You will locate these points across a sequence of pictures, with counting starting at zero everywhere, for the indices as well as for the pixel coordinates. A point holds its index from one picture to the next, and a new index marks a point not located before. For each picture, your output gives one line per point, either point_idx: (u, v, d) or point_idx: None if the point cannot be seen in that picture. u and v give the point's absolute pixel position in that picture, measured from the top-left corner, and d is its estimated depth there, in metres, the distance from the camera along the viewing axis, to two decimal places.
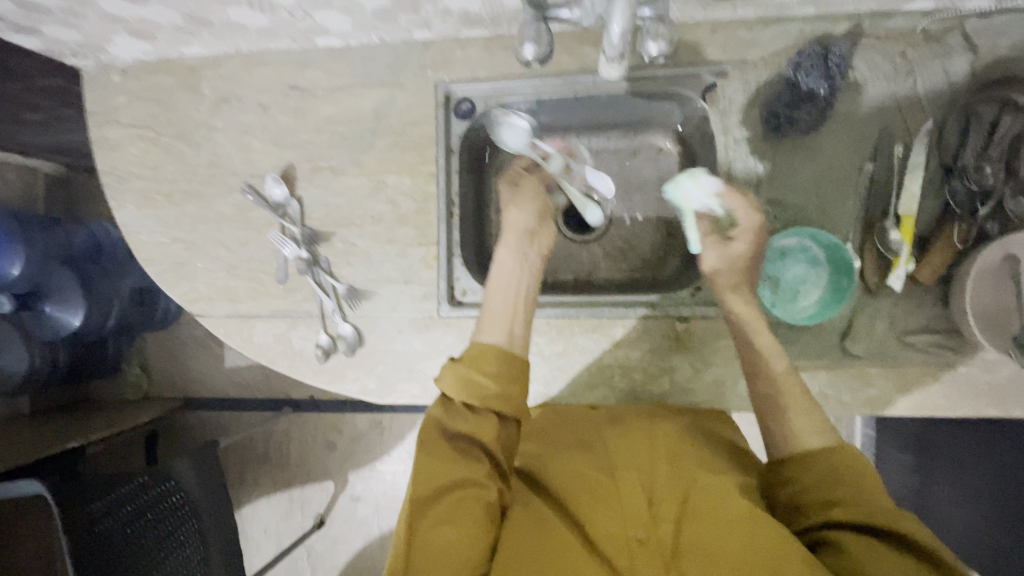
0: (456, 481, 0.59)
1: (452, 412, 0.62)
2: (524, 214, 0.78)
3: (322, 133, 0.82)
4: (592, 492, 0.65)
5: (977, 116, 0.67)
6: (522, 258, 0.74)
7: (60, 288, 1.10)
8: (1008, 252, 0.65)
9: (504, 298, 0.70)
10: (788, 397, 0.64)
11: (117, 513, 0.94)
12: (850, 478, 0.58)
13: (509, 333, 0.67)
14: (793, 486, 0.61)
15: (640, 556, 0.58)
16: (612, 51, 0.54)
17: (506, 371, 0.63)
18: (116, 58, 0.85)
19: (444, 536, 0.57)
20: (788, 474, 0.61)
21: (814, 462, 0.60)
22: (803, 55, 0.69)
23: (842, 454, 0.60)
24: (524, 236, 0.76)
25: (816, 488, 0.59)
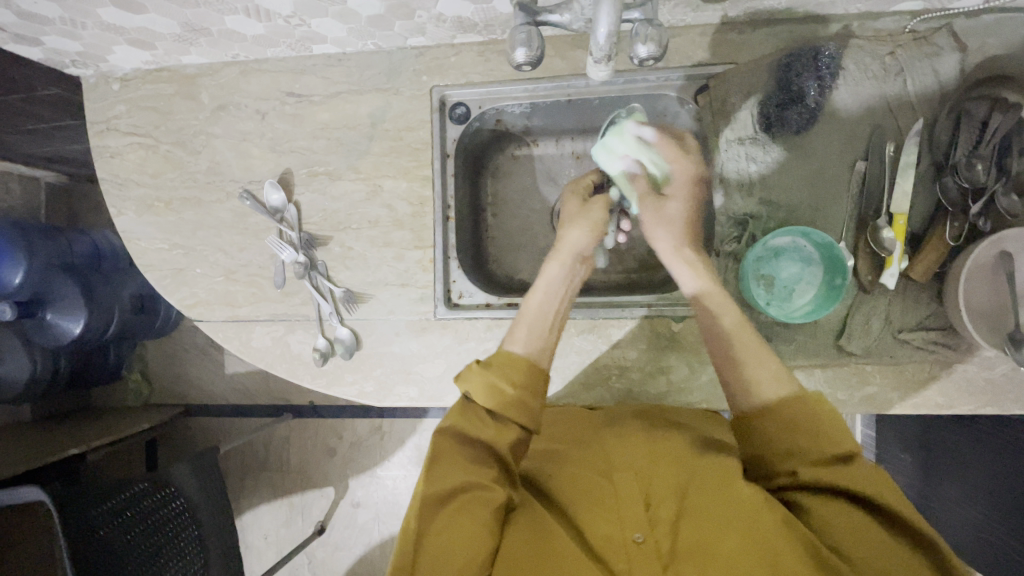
0: (463, 484, 0.57)
1: (465, 414, 0.61)
2: (582, 234, 0.73)
3: (319, 139, 0.83)
4: (591, 493, 0.65)
5: (968, 114, 0.67)
6: (567, 276, 0.72)
7: (61, 294, 1.10)
8: (1001, 248, 0.66)
9: (542, 313, 0.69)
10: (750, 347, 0.62)
11: (113, 520, 0.93)
12: (820, 432, 0.55)
13: (542, 349, 0.66)
14: (756, 438, 0.58)
15: (638, 556, 0.58)
16: (599, 53, 0.55)
17: (536, 388, 0.62)
18: (116, 68, 0.86)
19: (450, 539, 0.55)
20: (759, 435, 0.59)
21: (781, 416, 0.57)
22: (794, 55, 0.71)
23: (806, 405, 0.56)
24: (575, 257, 0.73)
25: (798, 455, 0.56)
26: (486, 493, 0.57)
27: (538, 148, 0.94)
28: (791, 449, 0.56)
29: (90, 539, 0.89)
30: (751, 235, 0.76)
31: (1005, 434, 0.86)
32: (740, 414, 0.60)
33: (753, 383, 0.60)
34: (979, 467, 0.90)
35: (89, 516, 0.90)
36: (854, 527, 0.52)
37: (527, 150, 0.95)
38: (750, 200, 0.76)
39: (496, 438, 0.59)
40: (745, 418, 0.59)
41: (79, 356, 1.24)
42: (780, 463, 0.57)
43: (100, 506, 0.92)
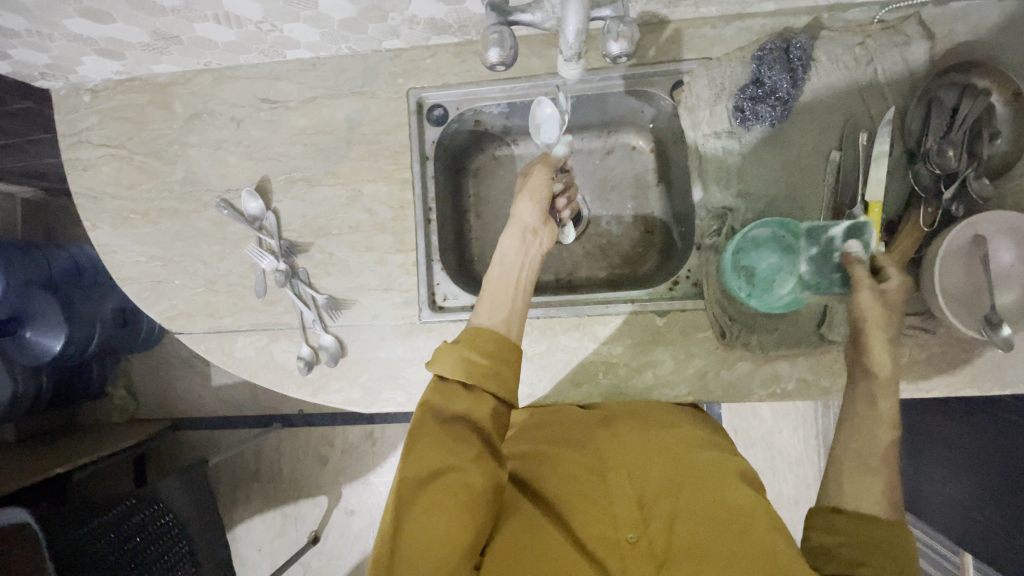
0: (445, 467, 0.56)
1: (444, 394, 0.59)
2: (530, 207, 0.75)
3: (296, 145, 0.82)
4: (584, 492, 0.64)
5: (938, 101, 0.69)
6: (524, 246, 0.72)
7: (41, 312, 1.09)
8: (975, 232, 0.67)
9: (503, 286, 0.69)
10: (870, 458, 0.59)
11: (100, 540, 0.90)
12: (895, 558, 0.53)
13: (507, 319, 0.66)
14: (836, 533, 0.56)
15: (631, 557, 0.57)
16: (568, 50, 0.55)
17: (506, 355, 0.61)
18: (86, 78, 0.85)
19: (432, 523, 0.54)
20: (836, 525, 0.56)
21: (869, 530, 0.54)
22: (765, 50, 0.73)
23: (902, 534, 0.54)
24: (528, 230, 0.73)
25: (865, 543, 0.54)
26: (467, 478, 0.56)
27: (518, 148, 0.94)
28: (864, 564, 0.53)
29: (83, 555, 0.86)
30: (730, 228, 0.76)
31: (982, 413, 0.87)
32: (826, 507, 0.58)
33: (854, 487, 0.58)
34: (960, 448, 0.91)
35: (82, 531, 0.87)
36: None
37: (508, 150, 0.95)
38: (728, 193, 0.76)
39: (474, 411, 0.58)
40: (829, 513, 0.57)
41: (61, 374, 1.22)
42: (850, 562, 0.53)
43: (87, 525, 0.89)
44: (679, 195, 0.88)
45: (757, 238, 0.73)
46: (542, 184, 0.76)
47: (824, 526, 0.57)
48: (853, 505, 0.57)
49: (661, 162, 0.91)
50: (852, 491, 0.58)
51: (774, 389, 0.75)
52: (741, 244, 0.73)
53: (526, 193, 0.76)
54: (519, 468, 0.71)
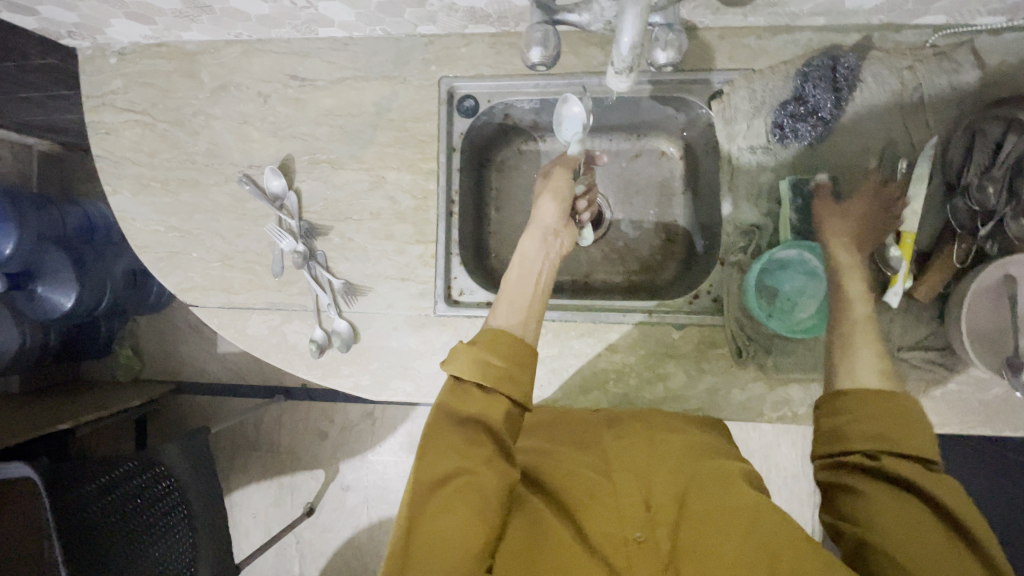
0: (459, 468, 0.56)
1: (460, 396, 0.59)
2: (551, 210, 0.75)
3: (322, 125, 0.81)
4: (592, 493, 0.64)
5: (982, 133, 0.67)
6: (544, 250, 0.71)
7: (54, 269, 1.08)
8: (1005, 272, 0.65)
9: (522, 288, 0.68)
10: (856, 334, 0.62)
11: (102, 498, 0.92)
12: (904, 424, 0.55)
13: (523, 323, 0.65)
14: (839, 416, 0.58)
15: (638, 556, 0.56)
16: (621, 63, 0.51)
17: (519, 358, 0.60)
18: (114, 40, 0.84)
19: (444, 525, 0.53)
20: (842, 405, 0.59)
21: (872, 401, 0.57)
22: (813, 66, 0.71)
23: (903, 395, 0.57)
24: (549, 232, 0.73)
25: (868, 423, 0.56)
26: (479, 479, 0.56)
27: (544, 144, 0.93)
28: (878, 436, 0.55)
29: (81, 514, 0.88)
30: (757, 247, 0.75)
31: None
32: (831, 393, 0.61)
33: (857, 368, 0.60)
34: None
35: (77, 494, 0.89)
36: (902, 506, 0.52)
37: (534, 145, 0.93)
38: (757, 210, 0.75)
39: (489, 411, 0.58)
40: (833, 395, 0.60)
41: (69, 330, 1.22)
42: (856, 441, 0.56)
43: (87, 486, 0.90)
44: (707, 206, 0.87)
45: (785, 260, 0.74)
46: (564, 186, 0.76)
47: (833, 407, 0.59)
48: (852, 382, 0.60)
49: (690, 170, 0.90)
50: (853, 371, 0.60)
51: (784, 412, 0.74)
52: (768, 265, 0.75)
53: (550, 193, 0.76)
54: (527, 466, 0.71)
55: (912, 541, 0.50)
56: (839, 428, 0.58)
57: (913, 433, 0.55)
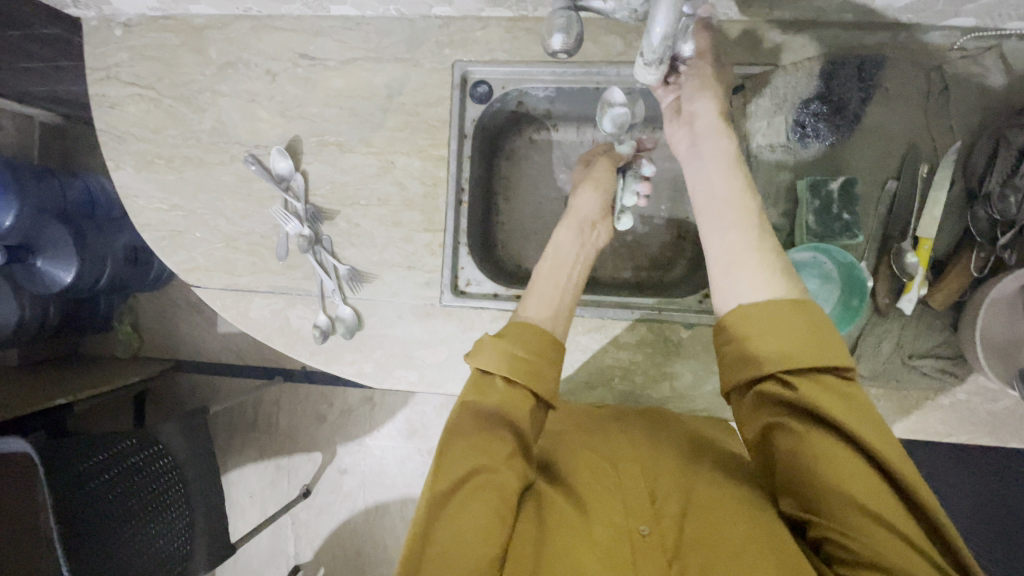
0: (479, 467, 0.55)
1: (481, 388, 0.60)
2: (591, 201, 0.75)
3: (331, 107, 0.79)
4: (598, 480, 0.62)
5: (1006, 141, 0.65)
6: (579, 242, 0.73)
7: (54, 242, 1.06)
8: (1021, 283, 0.64)
9: (554, 280, 0.70)
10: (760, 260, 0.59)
11: (99, 476, 0.91)
12: (812, 343, 0.53)
13: (554, 318, 0.66)
14: (747, 345, 0.56)
15: (642, 549, 0.55)
16: (650, 55, 0.49)
17: (548, 353, 0.61)
18: (119, 11, 0.81)
19: (461, 525, 0.53)
20: (749, 333, 0.56)
21: (778, 324, 0.55)
22: (839, 64, 0.69)
23: (818, 350, 0.53)
24: (586, 223, 0.75)
25: (778, 349, 0.54)
26: (496, 476, 0.55)
27: (557, 133, 0.91)
28: (802, 404, 0.52)
29: (80, 489, 0.87)
30: None
31: None
32: (736, 317, 0.58)
33: (767, 333, 0.55)
34: None
35: (77, 468, 0.88)
36: (829, 444, 0.51)
37: (546, 135, 0.91)
38: (775, 211, 0.73)
39: (512, 405, 0.58)
40: (740, 322, 0.57)
41: (69, 305, 1.21)
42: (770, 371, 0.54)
43: (87, 461, 0.90)
44: None
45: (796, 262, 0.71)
46: (606, 174, 0.77)
47: (747, 380, 0.56)
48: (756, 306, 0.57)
49: None
50: (768, 342, 0.55)
51: None
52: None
53: (591, 184, 0.77)
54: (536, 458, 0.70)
55: (843, 476, 0.49)
56: (765, 396, 0.55)
57: (820, 350, 0.53)
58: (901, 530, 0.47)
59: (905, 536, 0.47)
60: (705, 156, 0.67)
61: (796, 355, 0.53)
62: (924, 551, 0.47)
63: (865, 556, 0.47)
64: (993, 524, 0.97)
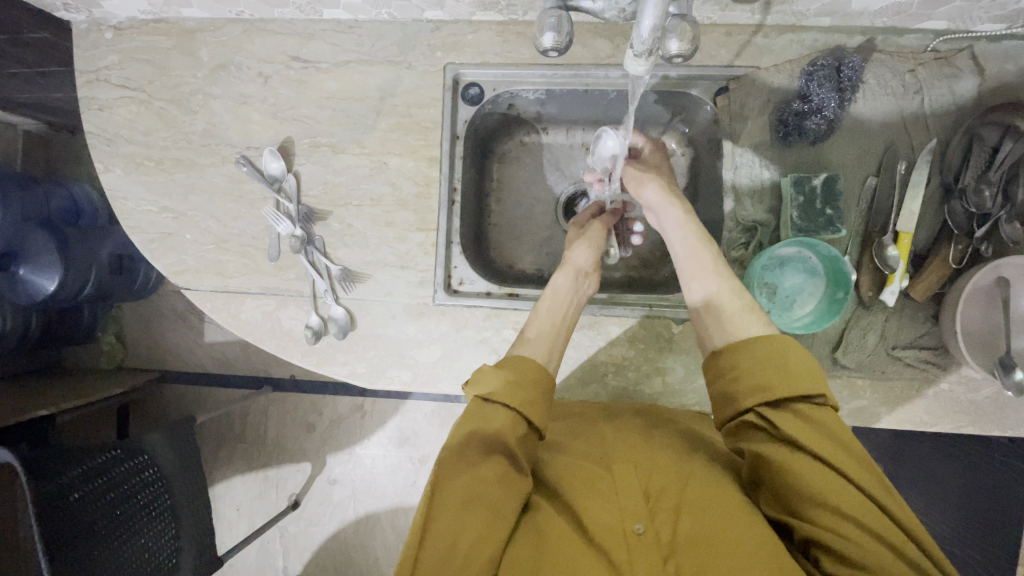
0: (474, 481, 0.56)
1: (483, 412, 0.60)
2: (586, 252, 0.78)
3: (324, 109, 0.79)
4: (590, 484, 0.61)
5: (980, 138, 0.68)
6: (575, 286, 0.74)
7: (38, 249, 1.04)
8: (999, 274, 0.67)
9: (551, 318, 0.70)
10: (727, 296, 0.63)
11: (83, 487, 0.88)
12: (784, 372, 0.56)
13: (550, 353, 0.67)
14: (723, 377, 0.59)
15: (639, 548, 0.55)
16: (639, 46, 0.50)
17: (543, 385, 0.62)
18: (111, 15, 0.82)
19: (456, 539, 0.53)
20: (722, 364, 0.60)
21: (752, 354, 0.58)
22: (818, 65, 0.71)
23: (786, 380, 0.55)
24: (581, 272, 0.76)
25: (751, 372, 0.57)
26: (490, 490, 0.56)
27: (547, 136, 0.92)
28: (782, 437, 0.54)
29: (64, 502, 0.84)
30: (758, 243, 0.76)
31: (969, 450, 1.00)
32: (713, 353, 0.61)
33: (742, 368, 0.58)
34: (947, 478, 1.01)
35: (62, 481, 0.85)
36: (808, 465, 0.52)
37: (536, 137, 0.93)
38: (759, 207, 0.75)
39: (508, 421, 0.59)
40: (715, 356, 0.61)
41: (51, 315, 1.18)
42: (744, 398, 0.57)
43: (70, 472, 0.86)
44: (708, 203, 0.87)
45: (782, 257, 0.75)
46: (597, 232, 0.81)
47: (730, 415, 0.58)
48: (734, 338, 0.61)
49: (692, 167, 0.91)
50: (740, 377, 0.58)
51: None
52: (769, 262, 0.75)
53: (585, 240, 0.80)
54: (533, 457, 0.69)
55: (825, 493, 0.51)
56: (744, 422, 0.57)
57: (791, 377, 0.55)
58: (882, 533, 0.49)
59: (886, 538, 0.49)
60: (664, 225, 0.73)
61: (771, 387, 0.55)
62: (905, 551, 0.48)
63: (851, 558, 0.48)
64: (973, 513, 1.01)
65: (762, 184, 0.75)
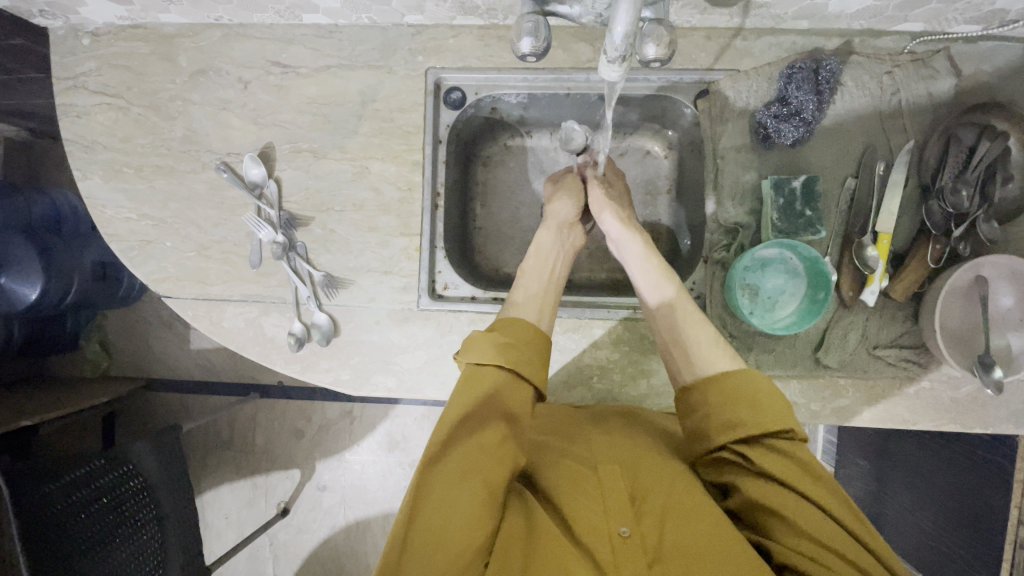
0: (467, 459, 0.55)
1: (474, 380, 0.58)
2: (567, 207, 0.79)
3: (305, 114, 0.79)
4: (577, 485, 0.61)
5: (957, 138, 0.69)
6: (559, 241, 0.76)
7: (19, 258, 1.03)
8: (977, 273, 0.67)
9: (538, 275, 0.71)
10: (690, 333, 0.63)
11: (66, 498, 0.87)
12: (756, 409, 0.56)
13: (540, 312, 0.67)
14: (696, 413, 0.59)
15: (624, 551, 0.54)
16: (613, 52, 0.50)
17: (536, 346, 0.62)
18: (87, 21, 0.81)
19: (447, 516, 0.52)
20: (695, 401, 0.59)
21: (723, 392, 0.58)
22: (796, 68, 0.71)
23: (758, 418, 0.55)
24: (563, 224, 0.77)
25: (723, 409, 0.57)
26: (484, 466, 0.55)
27: (531, 140, 0.93)
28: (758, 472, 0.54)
29: (43, 512, 0.83)
30: (740, 244, 0.75)
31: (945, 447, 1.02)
32: (683, 388, 0.61)
33: (714, 405, 0.58)
34: (929, 475, 1.04)
35: (42, 492, 0.84)
36: (783, 497, 0.53)
37: (520, 141, 0.93)
38: (740, 209, 0.75)
39: (506, 393, 0.58)
40: (684, 392, 0.60)
41: (34, 324, 1.17)
42: (717, 434, 0.57)
43: (50, 484, 0.86)
44: (692, 205, 0.87)
45: (762, 258, 0.76)
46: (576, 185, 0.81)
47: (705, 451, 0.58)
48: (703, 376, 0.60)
49: (676, 169, 0.91)
50: (711, 415, 0.57)
51: None
52: (752, 264, 0.76)
53: (566, 193, 0.80)
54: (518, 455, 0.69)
55: (801, 524, 0.51)
56: (721, 458, 0.57)
57: (764, 412, 0.56)
58: (858, 562, 0.49)
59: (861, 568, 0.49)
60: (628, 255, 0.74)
61: (744, 424, 0.55)
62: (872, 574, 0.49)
63: None
64: (962, 512, 0.98)
65: (744, 186, 0.75)
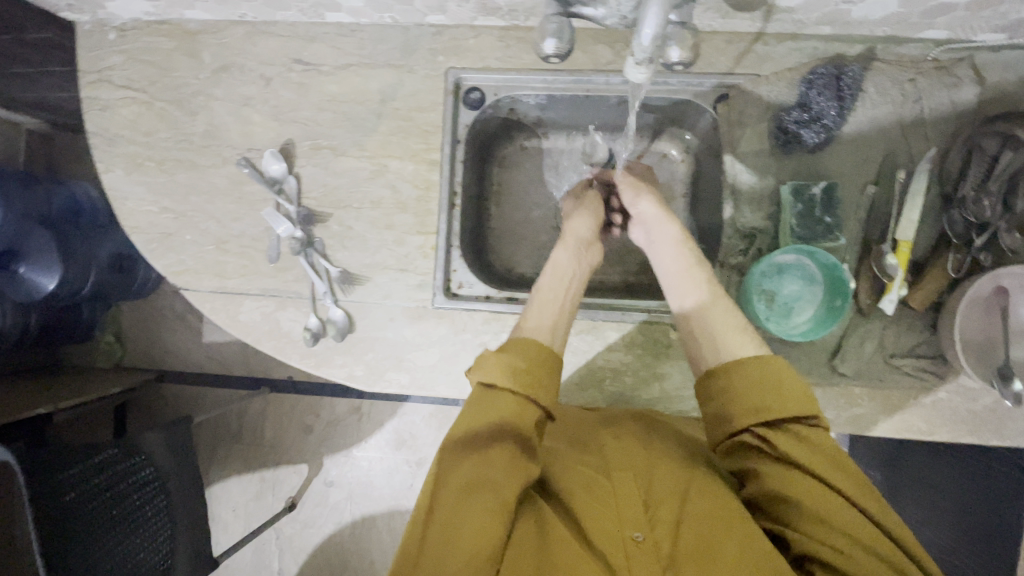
0: (478, 472, 0.55)
1: (483, 402, 0.59)
2: (585, 222, 0.78)
3: (325, 111, 0.80)
4: (590, 492, 0.61)
5: (980, 148, 0.68)
6: (577, 257, 0.74)
7: (39, 248, 1.04)
8: (997, 284, 0.67)
9: (554, 290, 0.71)
10: (716, 320, 0.63)
11: (80, 487, 0.87)
12: (779, 393, 0.56)
13: (553, 331, 0.67)
14: (717, 400, 0.58)
15: (638, 557, 0.54)
16: (641, 54, 0.50)
17: (548, 365, 0.61)
18: (114, 16, 0.82)
19: (459, 526, 0.52)
20: (715, 388, 0.59)
21: (746, 376, 0.57)
22: (817, 74, 0.72)
23: (782, 402, 0.55)
24: (581, 243, 0.76)
25: (746, 394, 0.56)
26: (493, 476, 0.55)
27: (548, 141, 0.93)
28: (780, 456, 0.54)
29: (59, 501, 0.83)
30: (757, 249, 0.75)
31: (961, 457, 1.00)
32: (704, 374, 0.61)
33: (735, 391, 0.57)
34: (942, 487, 1.02)
35: (58, 481, 0.84)
36: (804, 482, 0.52)
37: (537, 142, 0.93)
38: (757, 214, 0.75)
39: (512, 412, 0.58)
40: (705, 377, 0.60)
41: (51, 313, 1.18)
42: (738, 419, 0.56)
43: (67, 471, 0.86)
44: (708, 209, 0.87)
45: (782, 264, 0.74)
46: (596, 201, 0.82)
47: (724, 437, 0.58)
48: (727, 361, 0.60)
49: (692, 173, 0.91)
50: (734, 399, 0.57)
51: None
52: (768, 269, 0.74)
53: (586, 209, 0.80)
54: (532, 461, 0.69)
55: (821, 509, 0.51)
56: (740, 443, 0.57)
57: (785, 397, 0.55)
58: (879, 549, 0.49)
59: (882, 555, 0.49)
60: (656, 240, 0.74)
61: (767, 409, 0.55)
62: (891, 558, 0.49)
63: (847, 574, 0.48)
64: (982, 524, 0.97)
65: (763, 191, 0.75)
